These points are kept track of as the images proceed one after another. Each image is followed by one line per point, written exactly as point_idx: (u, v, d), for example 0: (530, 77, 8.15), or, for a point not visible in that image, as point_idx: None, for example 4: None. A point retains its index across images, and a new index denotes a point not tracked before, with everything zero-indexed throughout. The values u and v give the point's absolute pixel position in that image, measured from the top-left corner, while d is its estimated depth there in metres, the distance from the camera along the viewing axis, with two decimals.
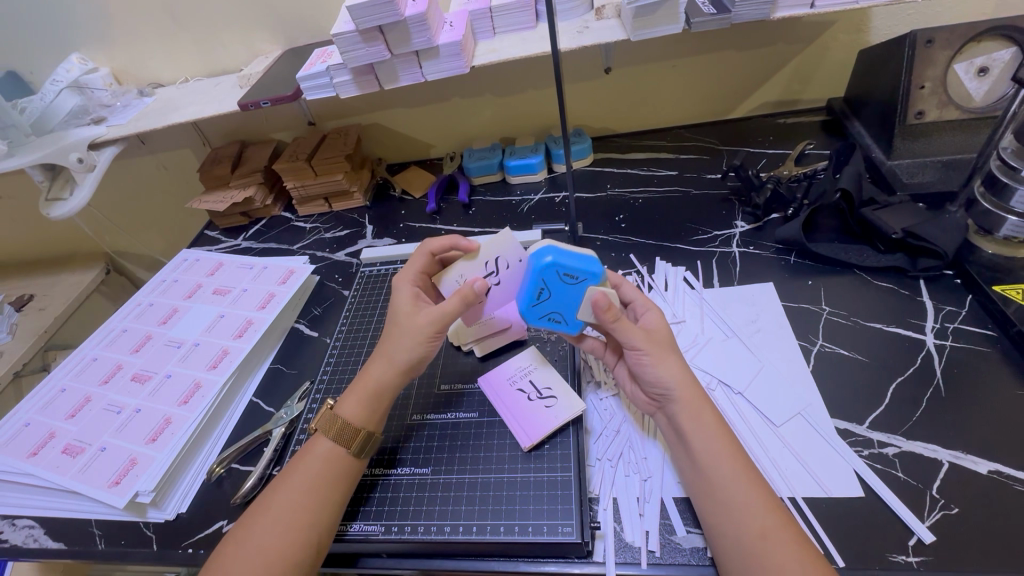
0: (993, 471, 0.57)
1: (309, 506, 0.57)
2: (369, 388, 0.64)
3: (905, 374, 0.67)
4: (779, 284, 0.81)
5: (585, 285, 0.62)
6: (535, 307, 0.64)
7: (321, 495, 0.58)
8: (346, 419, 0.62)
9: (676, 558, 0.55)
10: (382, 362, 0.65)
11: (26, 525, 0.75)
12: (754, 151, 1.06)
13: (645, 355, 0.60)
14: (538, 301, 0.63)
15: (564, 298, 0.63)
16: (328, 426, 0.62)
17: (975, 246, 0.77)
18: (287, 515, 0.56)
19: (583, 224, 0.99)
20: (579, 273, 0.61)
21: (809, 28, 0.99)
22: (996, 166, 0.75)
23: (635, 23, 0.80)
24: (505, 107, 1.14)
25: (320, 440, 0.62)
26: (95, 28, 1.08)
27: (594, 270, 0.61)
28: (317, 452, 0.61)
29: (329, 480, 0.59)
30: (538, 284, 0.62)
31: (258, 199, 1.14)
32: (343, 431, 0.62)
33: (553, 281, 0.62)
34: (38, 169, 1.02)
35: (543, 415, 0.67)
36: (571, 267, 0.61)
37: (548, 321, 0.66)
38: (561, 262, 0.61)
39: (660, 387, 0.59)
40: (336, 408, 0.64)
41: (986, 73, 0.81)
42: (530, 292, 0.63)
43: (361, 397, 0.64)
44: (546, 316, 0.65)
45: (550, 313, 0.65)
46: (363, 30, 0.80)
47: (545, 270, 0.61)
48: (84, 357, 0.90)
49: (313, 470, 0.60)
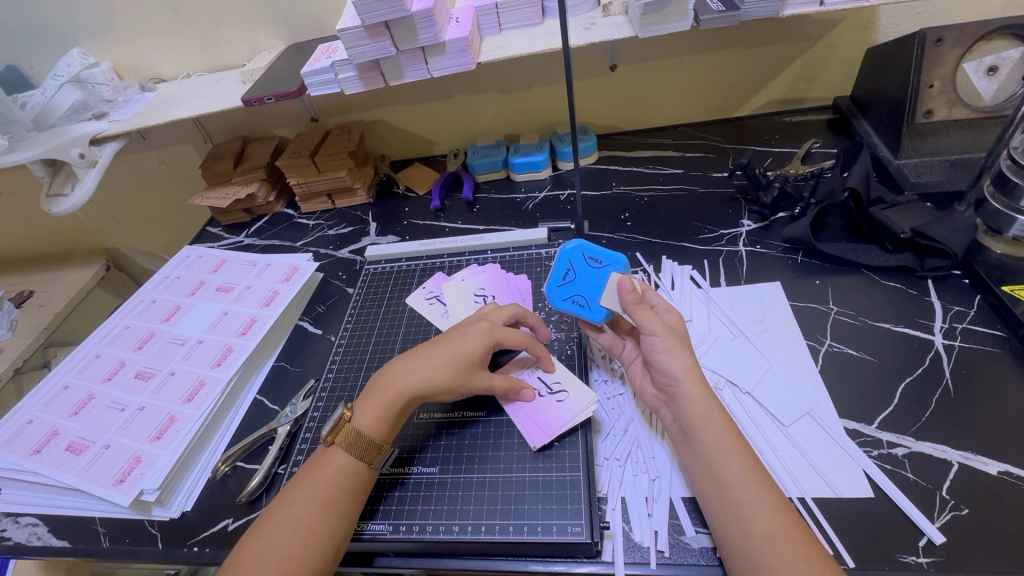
0: (1003, 472, 0.57)
1: (327, 517, 0.57)
2: (387, 401, 0.63)
3: (914, 375, 0.67)
4: (786, 284, 0.81)
5: (608, 271, 0.66)
6: (561, 287, 0.68)
7: (339, 509, 0.58)
8: (361, 431, 0.61)
9: (685, 558, 0.55)
10: (408, 376, 0.64)
11: (29, 523, 0.74)
12: (761, 150, 1.05)
13: (659, 340, 0.60)
14: (565, 281, 0.68)
15: (588, 282, 0.67)
16: (341, 440, 0.61)
17: (983, 246, 0.76)
18: (304, 528, 0.56)
19: (589, 223, 0.99)
20: (604, 257, 0.66)
21: (816, 25, 0.98)
22: (1005, 165, 0.74)
23: (643, 20, 0.80)
24: (510, 104, 1.14)
25: (335, 453, 0.61)
26: (96, 22, 1.07)
27: (617, 257, 0.66)
28: (334, 464, 0.60)
29: (347, 491, 0.59)
30: (565, 263, 0.68)
31: (261, 195, 1.13)
32: (359, 444, 0.61)
33: (580, 263, 0.68)
34: (39, 165, 1.01)
35: (555, 410, 0.66)
36: (596, 250, 0.67)
37: (572, 303, 0.68)
38: (590, 246, 0.67)
39: (671, 377, 0.59)
40: (353, 420, 0.62)
41: (995, 72, 0.81)
42: (557, 272, 0.69)
43: (378, 409, 0.63)
44: (570, 298, 0.68)
45: (574, 295, 0.68)
46: (369, 25, 0.79)
47: (573, 251, 0.68)
48: (86, 354, 0.90)
49: (329, 484, 0.59)
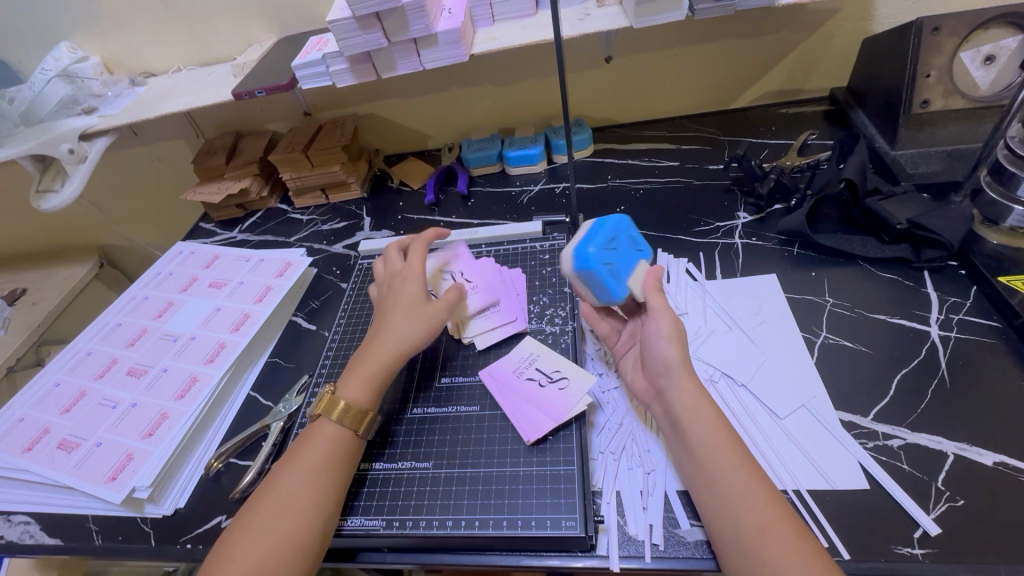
0: (999, 463, 0.56)
1: (317, 485, 0.57)
2: (372, 368, 0.65)
3: (910, 366, 0.66)
4: (782, 276, 0.80)
5: (639, 256, 0.68)
6: (603, 247, 0.64)
7: (327, 477, 0.58)
8: (349, 400, 0.63)
9: (679, 552, 0.55)
10: (384, 343, 0.67)
11: (21, 521, 0.73)
12: (756, 141, 1.05)
13: (658, 327, 0.61)
14: (605, 243, 0.65)
15: (624, 257, 0.66)
16: (331, 410, 0.62)
17: (980, 237, 0.76)
18: (295, 499, 0.56)
19: (584, 216, 0.98)
20: (641, 243, 0.69)
21: (813, 15, 0.97)
22: (1002, 155, 0.74)
23: (638, 10, 0.79)
24: (504, 97, 1.13)
25: (322, 424, 0.62)
26: (84, 16, 1.05)
27: (649, 248, 0.70)
28: (321, 434, 0.61)
29: (336, 462, 0.59)
30: (612, 232, 0.66)
31: (254, 190, 1.12)
32: (347, 411, 0.62)
33: (621, 236, 0.67)
34: (28, 160, 1.00)
35: (558, 398, 0.67)
36: (636, 236, 0.69)
37: (607, 268, 0.63)
38: (632, 229, 0.69)
39: (666, 366, 0.59)
40: (338, 392, 0.64)
41: (992, 61, 0.80)
42: (598, 232, 0.65)
43: (365, 375, 0.65)
44: (606, 263, 0.63)
45: (610, 264, 0.64)
46: (359, 16, 0.78)
47: (621, 226, 0.67)
48: (78, 351, 0.89)
49: (319, 451, 0.59)
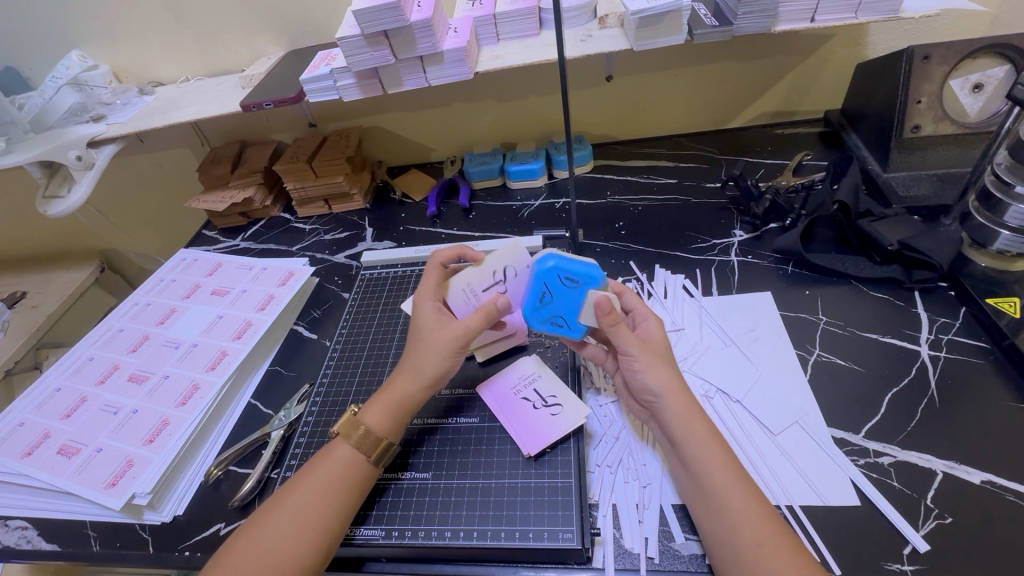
0: (986, 481, 0.58)
1: (321, 508, 0.57)
2: (395, 398, 0.65)
3: (900, 385, 0.68)
4: (778, 293, 0.82)
5: (586, 288, 0.64)
6: (539, 310, 0.66)
7: (333, 501, 0.58)
8: (368, 427, 0.62)
9: (675, 565, 0.56)
10: (409, 374, 0.66)
11: (18, 526, 0.74)
12: (752, 161, 1.07)
13: (635, 361, 0.61)
14: (542, 304, 0.66)
15: (566, 301, 0.65)
16: (349, 433, 0.62)
17: (968, 259, 0.78)
18: (299, 519, 0.56)
19: (584, 231, 1.00)
20: (580, 276, 0.63)
21: (809, 40, 1.00)
22: (990, 181, 0.76)
23: (638, 33, 0.81)
24: (506, 112, 1.15)
25: (339, 445, 0.62)
26: (96, 26, 1.07)
27: (593, 274, 0.63)
28: (335, 455, 0.61)
29: (344, 485, 0.59)
30: (540, 288, 0.65)
31: (258, 199, 1.14)
32: (364, 439, 0.62)
33: (557, 284, 0.64)
34: (37, 167, 1.02)
35: (548, 423, 0.67)
36: (570, 270, 0.63)
37: (553, 324, 0.67)
38: (563, 265, 0.63)
39: (651, 393, 0.60)
40: (359, 416, 0.64)
41: (981, 89, 0.83)
42: (533, 295, 0.66)
43: (386, 406, 0.64)
44: (548, 319, 0.67)
45: (553, 316, 0.66)
46: (368, 34, 0.80)
47: (547, 273, 0.64)
48: (80, 356, 0.90)
49: (330, 475, 0.60)
